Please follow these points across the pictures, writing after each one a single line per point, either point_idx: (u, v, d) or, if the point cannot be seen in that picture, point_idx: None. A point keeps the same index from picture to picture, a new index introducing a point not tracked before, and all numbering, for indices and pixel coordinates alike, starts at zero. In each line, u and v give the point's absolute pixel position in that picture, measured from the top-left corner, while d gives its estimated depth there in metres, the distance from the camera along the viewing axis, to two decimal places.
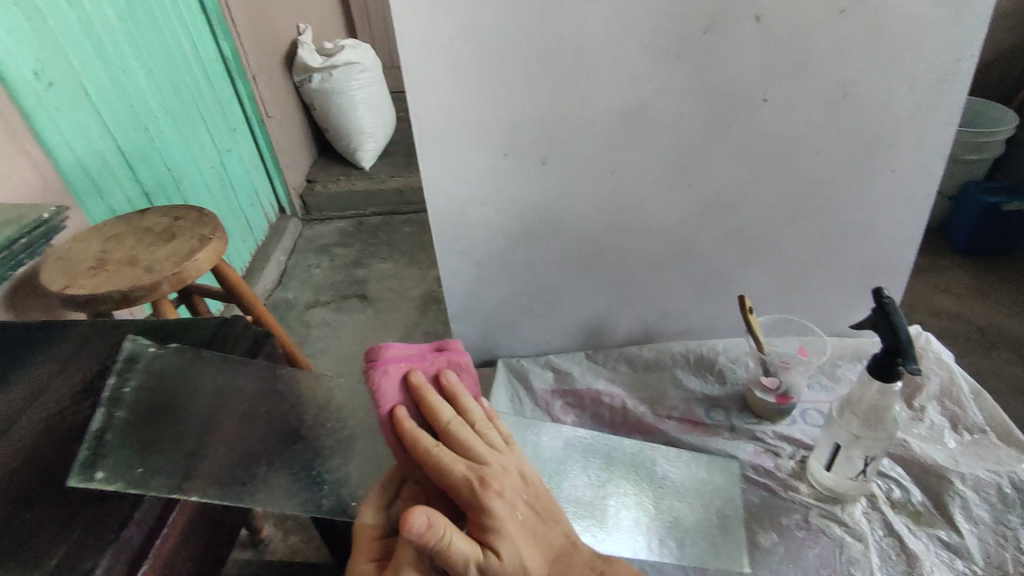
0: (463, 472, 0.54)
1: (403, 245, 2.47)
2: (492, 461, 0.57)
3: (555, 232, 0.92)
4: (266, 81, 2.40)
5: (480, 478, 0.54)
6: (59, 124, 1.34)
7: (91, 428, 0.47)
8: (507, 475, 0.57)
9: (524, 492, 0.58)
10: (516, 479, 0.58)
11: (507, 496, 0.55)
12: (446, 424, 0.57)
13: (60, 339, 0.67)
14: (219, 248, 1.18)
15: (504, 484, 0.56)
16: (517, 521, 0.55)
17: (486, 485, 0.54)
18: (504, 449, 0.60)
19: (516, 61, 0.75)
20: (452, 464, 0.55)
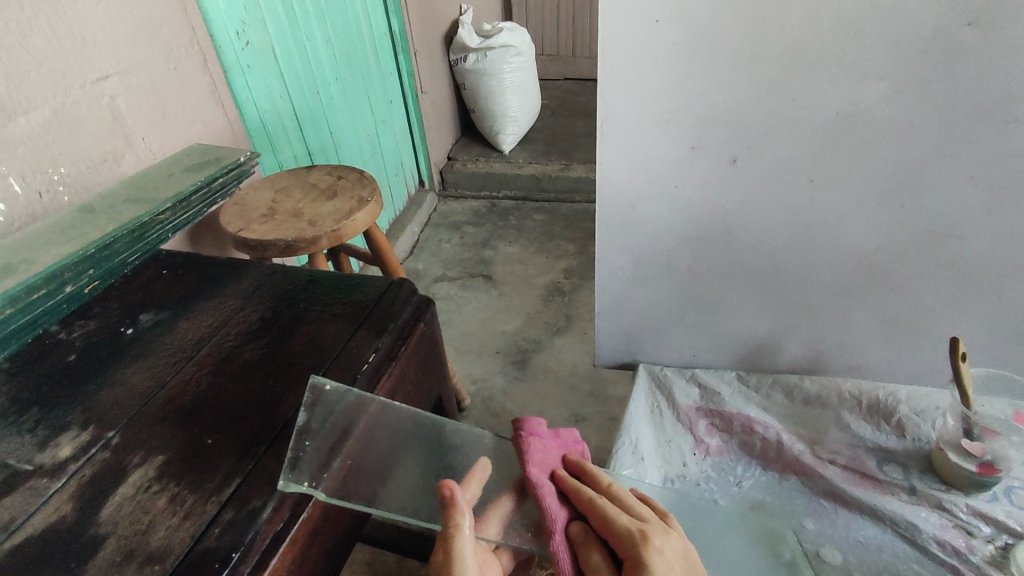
0: (629, 525, 0.53)
1: (532, 232, 2.45)
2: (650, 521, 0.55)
3: (728, 240, 0.83)
4: (425, 58, 2.47)
5: (641, 531, 0.53)
6: (249, 81, 1.45)
7: (298, 426, 0.49)
8: (670, 536, 0.54)
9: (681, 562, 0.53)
10: (678, 550, 0.54)
11: (666, 556, 0.52)
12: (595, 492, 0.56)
13: (243, 278, 0.71)
14: (374, 211, 1.21)
15: (666, 545, 0.52)
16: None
17: (647, 542, 0.52)
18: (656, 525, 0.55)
19: (723, 49, 0.68)
20: (616, 517, 0.54)
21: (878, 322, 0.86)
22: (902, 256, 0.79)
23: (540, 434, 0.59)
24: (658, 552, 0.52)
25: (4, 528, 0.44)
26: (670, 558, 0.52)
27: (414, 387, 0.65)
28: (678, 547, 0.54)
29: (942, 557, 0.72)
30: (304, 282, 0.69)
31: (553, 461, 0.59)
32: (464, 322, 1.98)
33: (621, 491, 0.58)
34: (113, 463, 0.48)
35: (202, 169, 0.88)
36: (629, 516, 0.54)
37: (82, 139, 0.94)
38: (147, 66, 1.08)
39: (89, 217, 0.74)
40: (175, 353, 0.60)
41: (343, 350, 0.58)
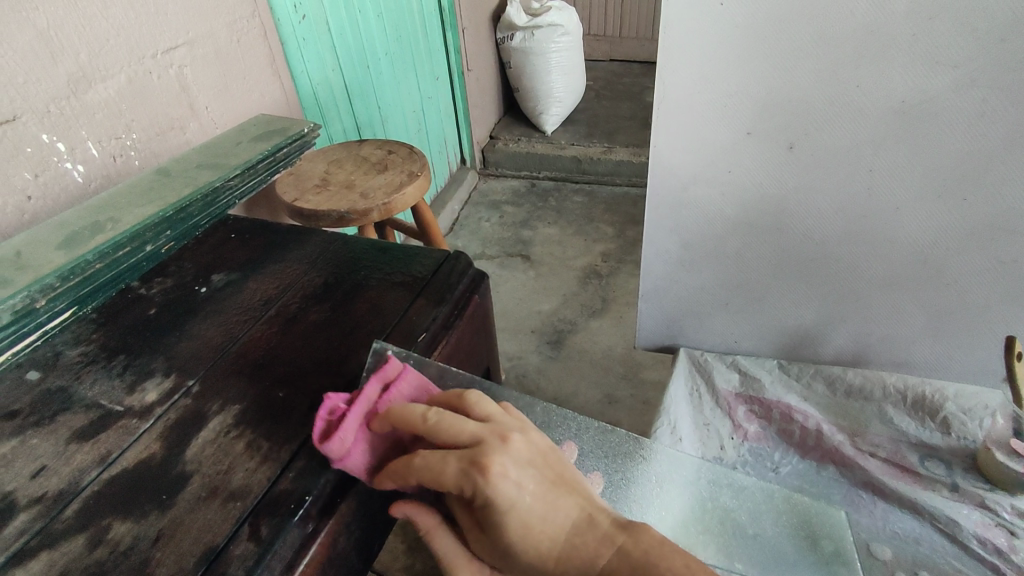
0: (457, 470, 0.42)
1: (571, 214, 2.46)
2: (483, 437, 0.44)
3: (779, 227, 0.83)
4: (472, 35, 2.48)
5: (476, 467, 0.42)
6: (305, 55, 1.48)
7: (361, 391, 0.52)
8: (510, 445, 0.44)
9: (533, 465, 0.45)
10: (523, 454, 0.45)
11: (513, 478, 0.43)
12: (421, 418, 0.45)
13: (306, 244, 0.74)
14: (423, 186, 1.24)
15: (506, 465, 0.43)
16: (529, 498, 0.43)
17: (485, 478, 0.42)
18: (492, 440, 0.44)
19: (788, 33, 0.67)
20: (441, 468, 0.43)
21: (929, 317, 0.85)
22: (959, 250, 0.77)
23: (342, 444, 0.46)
24: (501, 488, 0.42)
25: (101, 460, 0.48)
26: (517, 477, 0.43)
27: (467, 356, 0.68)
28: (509, 467, 0.43)
29: (982, 554, 0.73)
30: (365, 251, 0.72)
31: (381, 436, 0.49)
32: (501, 300, 2.01)
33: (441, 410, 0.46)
34: (195, 409, 0.52)
35: (267, 138, 0.91)
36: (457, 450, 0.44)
37: (152, 107, 0.99)
38: (213, 38, 1.12)
39: (165, 181, 0.79)
40: (246, 312, 0.64)
41: (402, 317, 0.61)
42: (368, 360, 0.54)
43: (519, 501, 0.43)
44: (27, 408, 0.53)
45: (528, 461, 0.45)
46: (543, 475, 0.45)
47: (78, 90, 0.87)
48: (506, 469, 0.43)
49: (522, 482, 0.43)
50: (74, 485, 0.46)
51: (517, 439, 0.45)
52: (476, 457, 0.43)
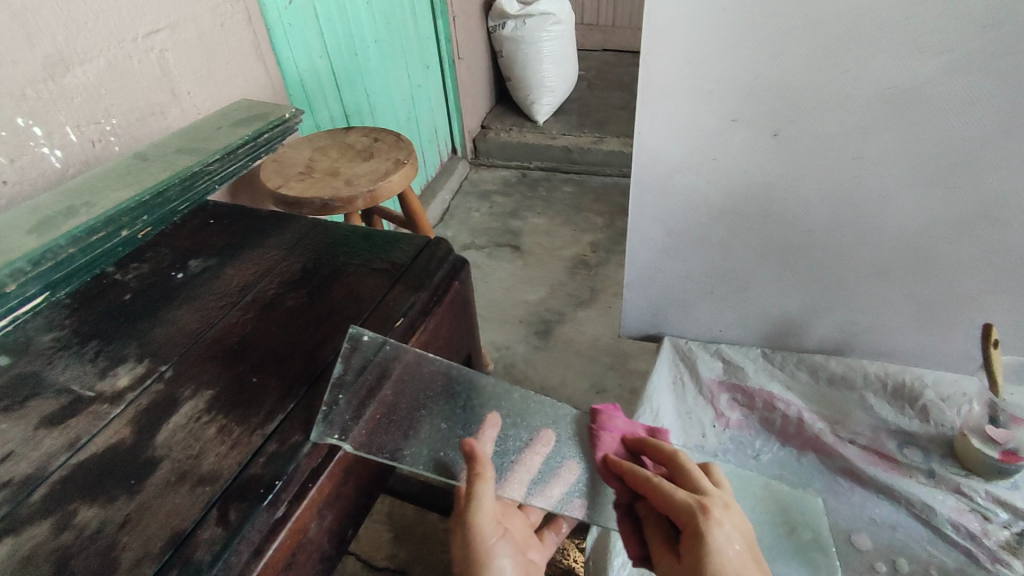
0: (684, 500, 0.49)
1: (561, 204, 2.45)
2: (714, 492, 0.51)
3: (762, 215, 0.83)
4: (463, 23, 2.45)
5: (700, 504, 0.49)
6: (291, 41, 1.46)
7: (334, 375, 0.52)
8: (732, 508, 0.50)
9: (742, 532, 0.49)
10: (741, 524, 0.49)
11: (729, 531, 0.48)
12: (671, 454, 0.56)
13: (286, 230, 0.74)
14: (410, 174, 1.23)
15: (728, 517, 0.49)
16: (736, 555, 0.47)
17: (707, 515, 0.48)
18: (725, 504, 0.50)
19: (774, 19, 0.66)
20: (673, 492, 0.50)
21: (911, 306, 0.85)
22: (941, 239, 0.78)
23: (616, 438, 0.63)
24: (717, 532, 0.47)
25: (70, 446, 0.47)
26: (736, 536, 0.47)
27: (447, 343, 0.67)
28: (721, 518, 0.49)
29: (956, 539, 0.73)
30: (345, 237, 0.72)
31: (614, 449, 0.62)
32: (490, 290, 2.01)
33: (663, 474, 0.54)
34: (167, 394, 0.52)
35: (247, 123, 0.90)
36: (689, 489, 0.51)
37: (132, 91, 0.98)
38: (195, 21, 1.11)
39: (142, 165, 0.77)
40: (223, 298, 0.63)
41: (380, 302, 0.61)
42: (345, 344, 0.54)
43: (734, 559, 0.47)
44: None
45: (742, 527, 0.49)
46: (748, 545, 0.48)
47: (54, 72, 0.85)
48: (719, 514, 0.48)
49: (733, 539, 0.48)
50: (42, 470, 0.45)
51: (725, 500, 0.51)
52: (704, 499, 0.49)
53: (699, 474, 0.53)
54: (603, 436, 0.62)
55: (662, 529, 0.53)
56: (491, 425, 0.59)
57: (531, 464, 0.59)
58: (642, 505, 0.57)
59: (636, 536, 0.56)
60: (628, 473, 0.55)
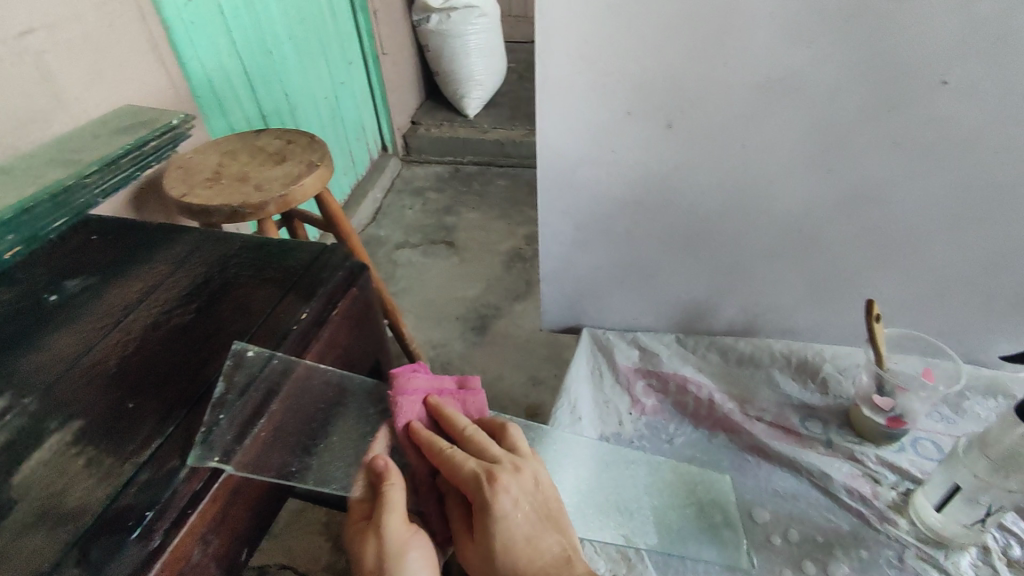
0: (473, 469, 0.55)
1: (495, 198, 2.45)
2: (505, 459, 0.56)
3: (664, 204, 0.85)
4: (385, 17, 2.40)
5: (487, 473, 0.54)
6: (194, 40, 1.40)
7: (213, 396, 0.50)
8: (519, 472, 0.56)
9: (530, 494, 0.55)
10: (526, 483, 0.56)
11: (517, 497, 0.54)
12: (461, 429, 0.59)
13: (176, 244, 0.70)
14: (324, 176, 1.20)
15: (513, 482, 0.55)
16: (519, 520, 0.54)
17: (492, 483, 0.54)
18: (515, 468, 0.56)
19: (656, 14, 0.68)
20: (462, 463, 0.55)
21: (807, 285, 0.89)
22: (828, 220, 0.82)
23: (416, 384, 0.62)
24: (501, 499, 0.53)
25: None
26: (516, 498, 0.54)
27: (347, 350, 0.67)
28: (507, 480, 0.55)
29: (850, 503, 0.76)
30: (239, 248, 0.69)
31: (419, 416, 0.60)
32: (425, 288, 1.99)
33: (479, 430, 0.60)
34: (34, 427, 0.49)
35: (131, 130, 0.86)
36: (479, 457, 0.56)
37: (6, 99, 0.91)
38: (78, 22, 1.04)
39: (9, 180, 0.72)
40: (103, 319, 0.60)
41: (271, 314, 0.60)
42: (227, 362, 0.53)
43: (514, 515, 0.54)
44: None
45: (530, 484, 0.56)
46: (538, 508, 0.56)
47: None
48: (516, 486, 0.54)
49: (517, 502, 0.54)
50: None
51: (525, 466, 0.57)
52: (492, 467, 0.55)
53: (491, 444, 0.58)
54: (404, 399, 0.60)
55: (459, 500, 0.59)
56: (384, 437, 0.59)
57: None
58: (442, 479, 0.61)
59: (440, 506, 0.61)
60: (426, 443, 0.57)
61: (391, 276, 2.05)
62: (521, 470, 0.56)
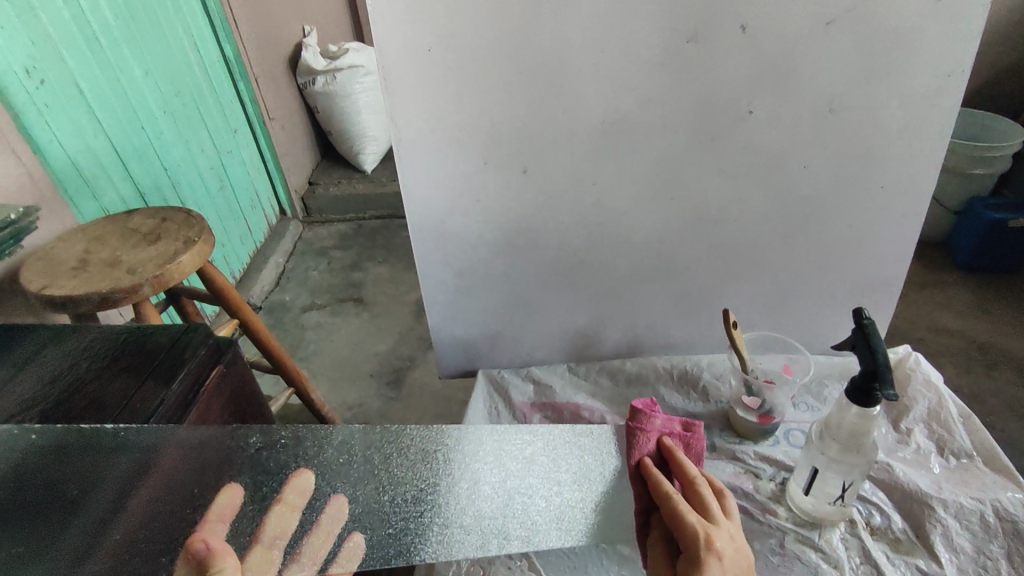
0: (695, 524, 0.57)
1: (401, 249, 2.46)
2: (718, 521, 0.58)
3: (534, 244, 0.90)
4: (269, 83, 2.41)
5: (708, 534, 0.56)
6: (51, 123, 1.36)
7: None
8: (720, 544, 0.56)
9: (738, 560, 0.57)
10: (729, 553, 0.56)
11: (727, 561, 0.55)
12: (693, 477, 0.61)
13: (19, 347, 0.69)
14: (204, 250, 1.17)
15: (726, 543, 0.56)
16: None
17: (711, 544, 0.55)
18: (718, 516, 0.59)
19: (493, 73, 0.74)
20: (683, 517, 0.57)
21: (676, 302, 0.96)
22: (681, 241, 0.89)
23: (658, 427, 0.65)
24: (717, 557, 0.55)
25: None
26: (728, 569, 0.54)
27: (213, 421, 0.72)
28: (725, 550, 0.56)
29: (734, 501, 0.81)
30: (91, 341, 0.69)
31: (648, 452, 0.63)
32: (337, 349, 1.95)
33: (703, 481, 0.62)
34: None
35: None
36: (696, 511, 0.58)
37: None
38: None
39: None
40: None
41: (129, 404, 0.61)
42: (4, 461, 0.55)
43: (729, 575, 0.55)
44: None
45: (736, 560, 0.56)
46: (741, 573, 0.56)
47: None
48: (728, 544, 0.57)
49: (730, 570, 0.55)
50: None
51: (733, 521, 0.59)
52: (711, 530, 0.57)
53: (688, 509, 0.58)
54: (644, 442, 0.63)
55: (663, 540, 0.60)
56: (227, 497, 0.56)
57: (281, 523, 0.56)
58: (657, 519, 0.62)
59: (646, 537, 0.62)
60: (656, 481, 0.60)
61: (299, 342, 2.00)
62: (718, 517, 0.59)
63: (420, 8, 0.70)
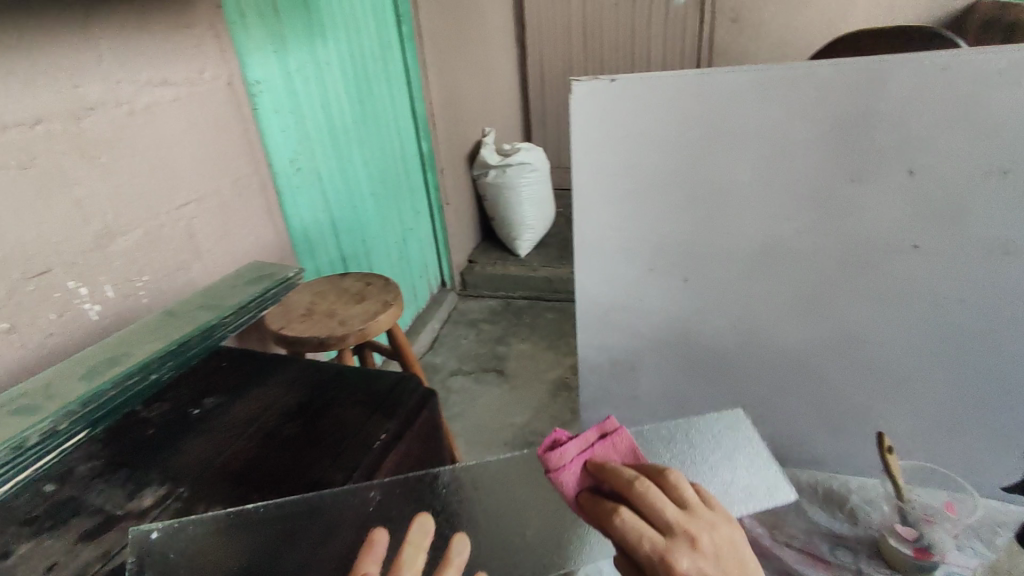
0: (649, 548, 0.54)
1: (544, 329, 2.63)
2: (688, 524, 0.55)
3: (686, 343, 0.99)
4: (451, 174, 2.80)
5: (663, 556, 0.53)
6: (297, 199, 1.74)
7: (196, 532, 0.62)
8: (698, 545, 0.53)
9: (727, 559, 0.55)
10: (710, 550, 0.54)
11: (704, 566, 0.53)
12: (628, 479, 0.59)
13: (287, 369, 0.88)
14: (397, 313, 1.40)
15: (693, 556, 0.53)
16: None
17: (671, 564, 0.52)
18: (695, 510, 0.57)
19: (666, 196, 0.88)
20: (638, 536, 0.55)
21: (823, 417, 0.98)
22: (833, 359, 0.93)
23: (565, 460, 0.65)
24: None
25: (105, 555, 0.60)
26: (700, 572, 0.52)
27: (417, 463, 0.80)
28: (717, 549, 0.54)
29: None
30: (336, 373, 0.86)
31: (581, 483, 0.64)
32: (477, 414, 2.12)
33: (642, 479, 0.58)
34: (183, 509, 0.65)
35: (258, 281, 1.03)
36: (669, 509, 0.56)
37: (162, 254, 1.25)
38: (216, 192, 1.39)
39: (169, 321, 0.91)
40: (229, 429, 0.76)
41: (361, 429, 0.75)
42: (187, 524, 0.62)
43: None
44: (44, 514, 0.66)
45: (717, 562, 0.53)
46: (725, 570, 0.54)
47: (101, 242, 1.12)
48: (709, 541, 0.54)
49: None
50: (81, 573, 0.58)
51: (718, 521, 0.56)
52: (688, 534, 0.54)
53: (664, 504, 0.56)
54: (563, 474, 0.64)
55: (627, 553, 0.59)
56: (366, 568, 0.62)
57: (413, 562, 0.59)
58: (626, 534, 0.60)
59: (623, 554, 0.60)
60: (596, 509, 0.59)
61: (445, 402, 2.20)
62: (683, 511, 0.57)
63: (613, 143, 0.87)
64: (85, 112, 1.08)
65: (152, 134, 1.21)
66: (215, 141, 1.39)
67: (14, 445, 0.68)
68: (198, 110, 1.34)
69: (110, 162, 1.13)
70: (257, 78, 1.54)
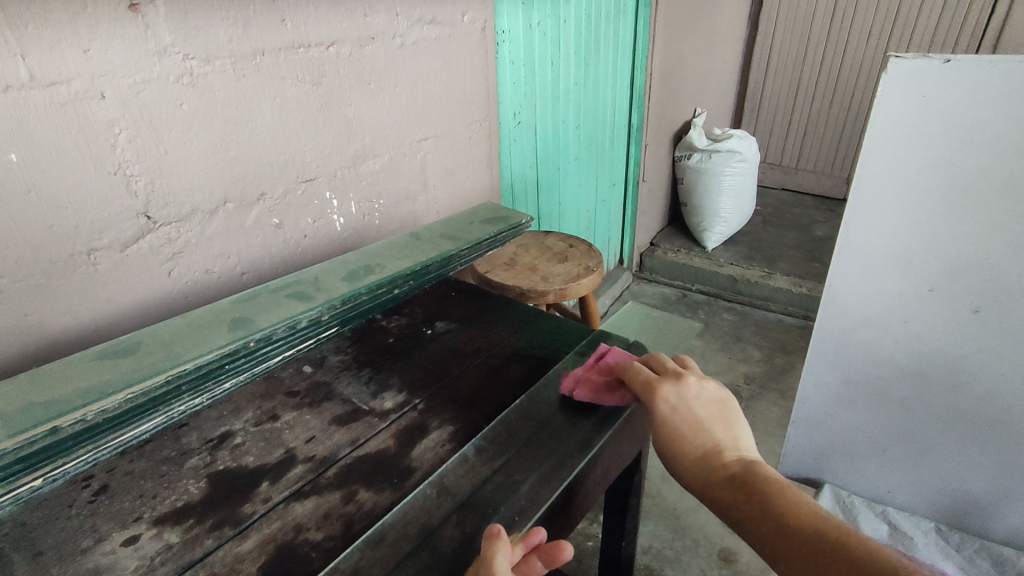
0: (644, 377, 0.68)
1: (719, 330, 2.47)
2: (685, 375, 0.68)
3: (952, 385, 0.84)
4: (653, 151, 2.69)
5: (654, 383, 0.67)
6: (512, 151, 1.77)
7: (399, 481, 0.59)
8: (685, 384, 0.66)
9: (711, 410, 0.65)
10: (695, 391, 0.66)
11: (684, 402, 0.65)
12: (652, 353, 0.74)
13: (513, 312, 0.89)
14: (596, 280, 1.38)
15: (677, 392, 0.66)
16: (689, 416, 0.64)
17: (657, 390, 0.66)
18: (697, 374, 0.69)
19: (985, 209, 0.73)
20: (638, 371, 0.69)
21: None
22: None
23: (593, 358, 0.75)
24: (666, 400, 0.65)
25: (352, 442, 0.65)
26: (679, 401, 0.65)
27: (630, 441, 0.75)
28: (703, 396, 0.66)
29: None
30: (560, 326, 0.85)
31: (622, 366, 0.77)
32: None
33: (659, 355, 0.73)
34: (418, 420, 0.68)
35: (491, 222, 1.06)
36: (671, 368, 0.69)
37: (399, 182, 1.34)
38: (451, 132, 1.46)
39: (414, 243, 0.97)
40: (459, 357, 0.79)
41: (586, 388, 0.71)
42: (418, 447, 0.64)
43: (681, 414, 0.64)
44: (304, 391, 0.73)
45: (699, 399, 0.66)
46: (708, 413, 0.65)
47: (357, 162, 1.22)
48: (696, 382, 0.67)
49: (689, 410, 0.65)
50: (333, 454, 0.63)
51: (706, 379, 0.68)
52: (676, 377, 0.68)
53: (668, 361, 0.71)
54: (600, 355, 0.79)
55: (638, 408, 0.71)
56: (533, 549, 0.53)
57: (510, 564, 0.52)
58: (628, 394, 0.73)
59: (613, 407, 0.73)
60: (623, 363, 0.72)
61: None
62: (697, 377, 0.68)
63: (926, 136, 0.74)
64: (369, 41, 1.17)
65: (414, 68, 1.29)
66: (460, 84, 1.45)
67: (289, 324, 0.76)
68: (453, 51, 1.40)
69: (377, 90, 1.22)
70: (505, 28, 1.58)
